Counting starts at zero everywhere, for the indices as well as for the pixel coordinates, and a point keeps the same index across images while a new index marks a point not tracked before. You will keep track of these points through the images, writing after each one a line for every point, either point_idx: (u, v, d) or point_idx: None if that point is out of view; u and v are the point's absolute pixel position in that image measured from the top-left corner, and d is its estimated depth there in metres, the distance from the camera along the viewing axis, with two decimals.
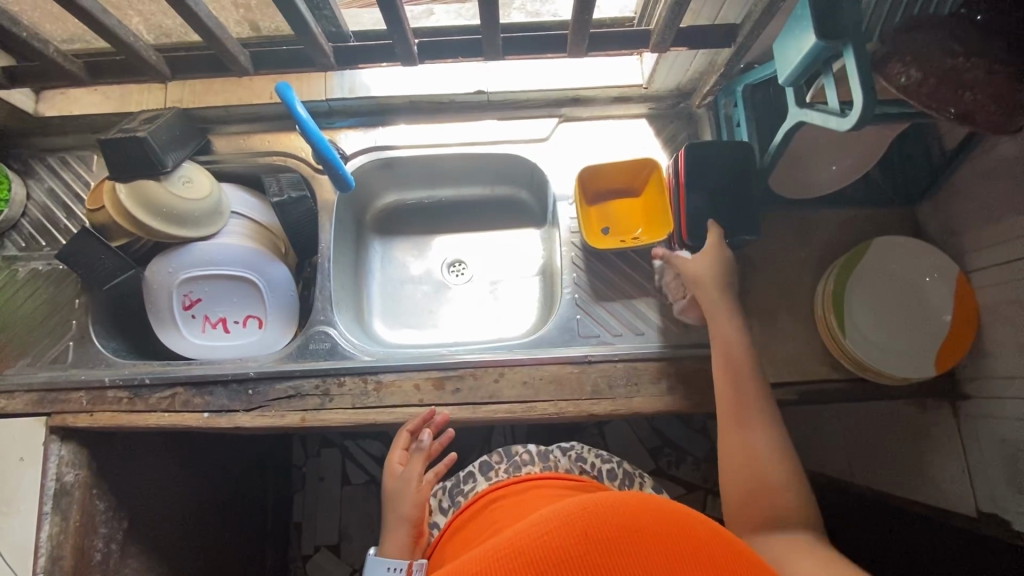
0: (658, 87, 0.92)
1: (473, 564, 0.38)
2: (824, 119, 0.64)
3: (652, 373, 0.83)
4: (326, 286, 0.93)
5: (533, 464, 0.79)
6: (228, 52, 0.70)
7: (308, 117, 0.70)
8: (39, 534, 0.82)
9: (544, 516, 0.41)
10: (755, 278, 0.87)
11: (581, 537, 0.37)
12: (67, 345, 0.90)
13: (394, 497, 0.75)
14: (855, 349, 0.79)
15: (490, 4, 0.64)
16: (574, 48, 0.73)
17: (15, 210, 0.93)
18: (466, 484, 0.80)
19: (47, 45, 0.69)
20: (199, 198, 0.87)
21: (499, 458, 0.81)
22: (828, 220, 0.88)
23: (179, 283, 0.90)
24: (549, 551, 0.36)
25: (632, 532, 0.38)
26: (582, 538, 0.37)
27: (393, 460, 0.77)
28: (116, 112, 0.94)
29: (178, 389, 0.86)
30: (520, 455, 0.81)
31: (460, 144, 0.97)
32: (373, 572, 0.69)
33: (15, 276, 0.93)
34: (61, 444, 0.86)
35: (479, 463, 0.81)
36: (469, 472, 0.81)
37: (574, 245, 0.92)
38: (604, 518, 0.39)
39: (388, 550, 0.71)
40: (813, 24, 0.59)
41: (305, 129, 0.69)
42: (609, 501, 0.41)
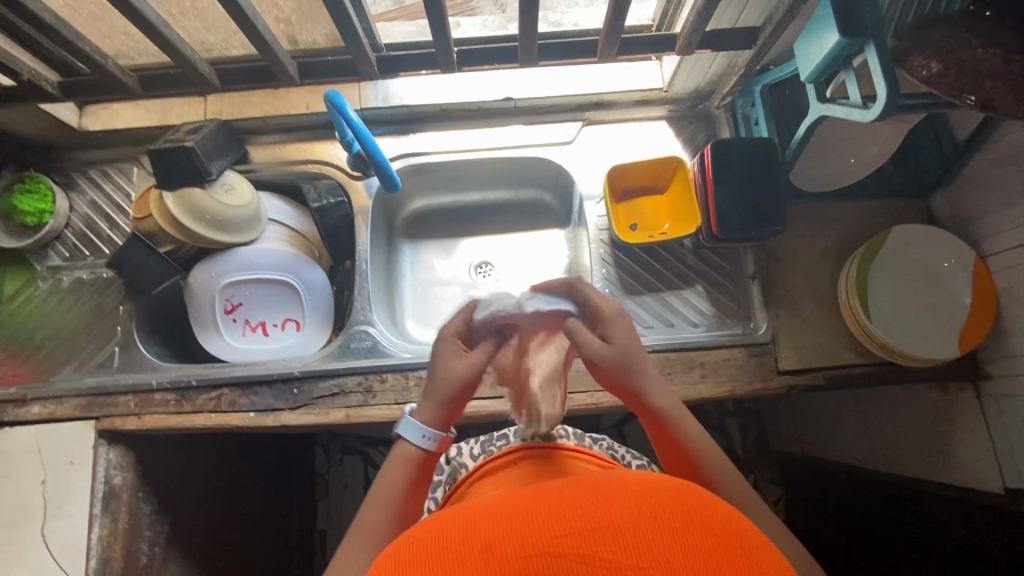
0: (677, 90, 0.96)
1: (520, 507, 0.39)
2: (848, 112, 0.68)
3: (684, 362, 0.87)
4: (364, 287, 0.96)
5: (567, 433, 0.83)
6: (279, 62, 0.75)
7: (359, 121, 0.74)
8: (89, 536, 0.84)
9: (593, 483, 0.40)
10: (780, 269, 0.90)
11: (632, 510, 0.36)
12: (113, 351, 0.92)
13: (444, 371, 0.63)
14: (882, 334, 0.82)
15: (529, 12, 0.68)
16: (605, 53, 0.77)
17: (59, 221, 0.96)
18: (500, 442, 0.84)
19: (106, 59, 0.73)
20: (241, 205, 0.90)
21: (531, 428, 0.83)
22: (846, 212, 0.92)
23: (223, 287, 0.93)
24: (579, 506, 0.37)
25: (685, 519, 0.36)
26: (632, 513, 0.36)
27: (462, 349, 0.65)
28: (158, 125, 0.98)
29: (224, 390, 0.88)
30: (557, 430, 0.84)
31: (488, 149, 1.00)
32: (405, 433, 0.61)
33: (60, 285, 0.95)
34: (109, 447, 0.88)
35: (514, 429, 0.84)
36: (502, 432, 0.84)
37: (603, 242, 0.95)
38: (657, 497, 0.37)
39: (423, 414, 0.62)
40: (835, 23, 0.63)
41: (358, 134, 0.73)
42: (674, 484, 0.40)
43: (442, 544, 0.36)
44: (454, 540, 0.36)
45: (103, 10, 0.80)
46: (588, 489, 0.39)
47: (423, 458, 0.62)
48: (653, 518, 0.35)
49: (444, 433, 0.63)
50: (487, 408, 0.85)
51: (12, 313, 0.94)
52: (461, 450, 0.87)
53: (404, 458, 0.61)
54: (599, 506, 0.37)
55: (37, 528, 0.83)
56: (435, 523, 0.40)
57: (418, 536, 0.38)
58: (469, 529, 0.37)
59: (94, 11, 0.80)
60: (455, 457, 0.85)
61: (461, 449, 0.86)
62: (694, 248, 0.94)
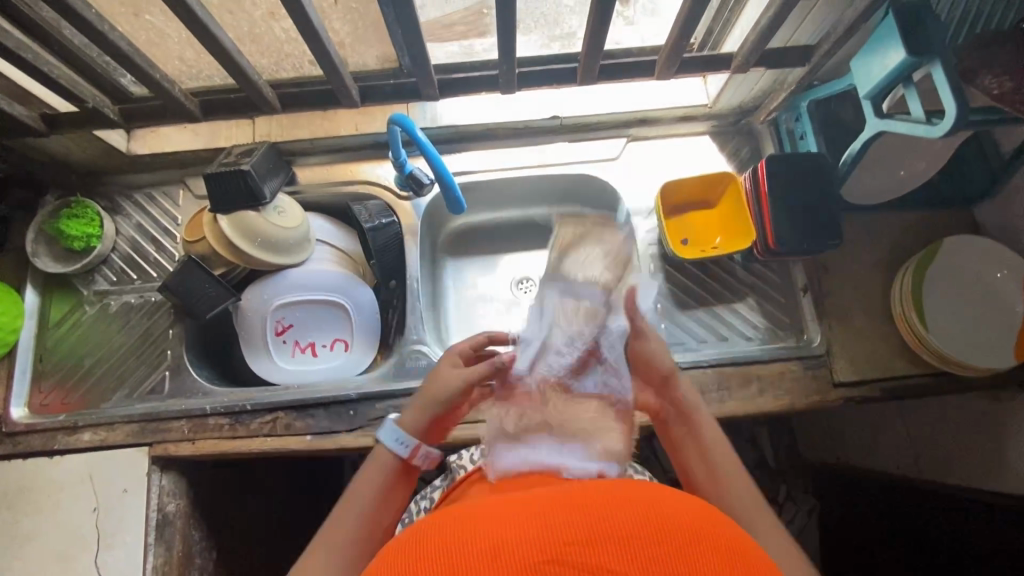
0: (721, 106, 0.98)
1: (531, 505, 0.39)
2: (911, 127, 0.69)
3: (742, 377, 0.87)
4: (416, 306, 0.96)
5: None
6: (343, 85, 0.76)
7: (426, 141, 0.79)
8: (144, 566, 0.82)
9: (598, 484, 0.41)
10: (831, 281, 0.91)
11: (647, 524, 0.37)
12: (163, 375, 0.91)
13: (435, 384, 0.70)
14: (938, 343, 0.82)
15: (598, 33, 0.69)
16: (663, 71, 0.79)
17: (106, 245, 0.95)
18: None
19: (172, 84, 0.74)
20: (293, 227, 0.90)
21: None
22: (892, 223, 0.93)
23: (274, 309, 0.92)
24: (589, 512, 0.37)
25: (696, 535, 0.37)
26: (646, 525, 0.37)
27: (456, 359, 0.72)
28: (206, 148, 0.98)
29: (279, 414, 0.87)
30: None
31: (534, 166, 1.01)
32: (383, 437, 0.67)
33: (108, 310, 0.95)
34: (162, 473, 0.86)
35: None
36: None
37: (653, 257, 0.96)
38: (669, 511, 0.38)
39: (406, 421, 0.68)
40: (900, 42, 0.65)
41: (426, 153, 0.79)
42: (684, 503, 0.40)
43: (443, 553, 0.36)
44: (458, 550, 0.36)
45: (161, 36, 0.81)
46: (597, 499, 0.39)
47: (400, 464, 0.66)
48: (661, 531, 0.36)
49: (420, 442, 0.67)
50: None
51: (59, 339, 0.94)
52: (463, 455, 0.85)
53: (381, 462, 0.66)
54: (611, 515, 0.37)
55: (91, 558, 0.81)
56: (436, 526, 0.39)
57: (424, 539, 0.38)
58: (477, 531, 0.37)
59: (152, 38, 0.81)
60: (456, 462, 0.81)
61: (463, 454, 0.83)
62: (744, 262, 0.94)
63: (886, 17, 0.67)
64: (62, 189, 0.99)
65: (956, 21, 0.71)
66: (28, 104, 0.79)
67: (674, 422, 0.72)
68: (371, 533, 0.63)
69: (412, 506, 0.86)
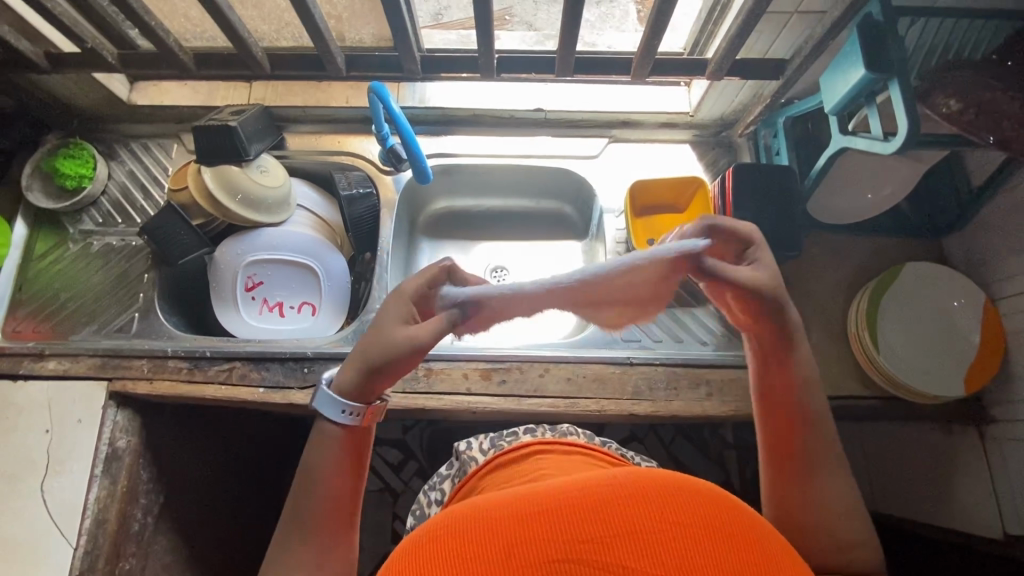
0: (702, 116, 1.00)
1: (541, 500, 0.38)
2: (869, 144, 0.71)
3: (691, 379, 0.88)
4: (383, 277, 0.98)
5: (578, 432, 0.83)
6: (329, 52, 0.79)
7: (400, 113, 0.83)
8: (86, 496, 0.84)
9: (611, 478, 0.40)
10: (792, 296, 0.92)
11: (655, 512, 0.36)
12: (133, 316, 0.94)
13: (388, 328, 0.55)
14: (887, 365, 0.82)
15: (572, 25, 0.72)
16: (638, 71, 0.81)
17: (96, 187, 0.99)
18: (509, 438, 0.85)
19: (168, 35, 0.78)
20: (274, 186, 0.93)
21: (542, 428, 0.83)
22: (860, 246, 0.93)
23: (245, 265, 0.95)
24: (603, 506, 0.37)
25: (710, 522, 0.36)
26: (657, 516, 0.36)
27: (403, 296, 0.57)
28: (203, 105, 1.02)
29: (236, 363, 0.90)
30: (566, 429, 0.83)
31: (515, 156, 1.03)
32: (323, 410, 0.56)
33: (90, 249, 0.99)
34: (117, 409, 0.89)
35: (525, 427, 0.85)
36: (513, 429, 0.85)
37: (619, 254, 0.97)
38: (680, 496, 0.37)
39: (340, 385, 0.56)
40: (862, 59, 0.66)
41: (397, 124, 0.82)
42: (682, 476, 0.40)
43: (458, 557, 0.36)
44: (470, 543, 0.36)
45: None
46: (599, 485, 0.39)
47: (348, 432, 0.57)
48: (676, 520, 0.36)
49: (369, 404, 0.57)
50: (492, 405, 0.86)
51: (40, 272, 0.97)
52: (471, 444, 0.87)
53: (327, 439, 0.57)
54: (618, 507, 0.36)
55: (38, 482, 0.84)
56: (440, 526, 0.39)
57: (434, 535, 0.38)
58: (485, 530, 0.37)
59: None
60: (464, 452, 0.85)
61: (470, 443, 0.86)
62: None
63: (853, 35, 0.69)
64: (63, 131, 1.04)
65: (923, 52, 0.72)
66: (35, 42, 0.84)
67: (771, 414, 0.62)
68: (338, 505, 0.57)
69: (421, 495, 0.90)
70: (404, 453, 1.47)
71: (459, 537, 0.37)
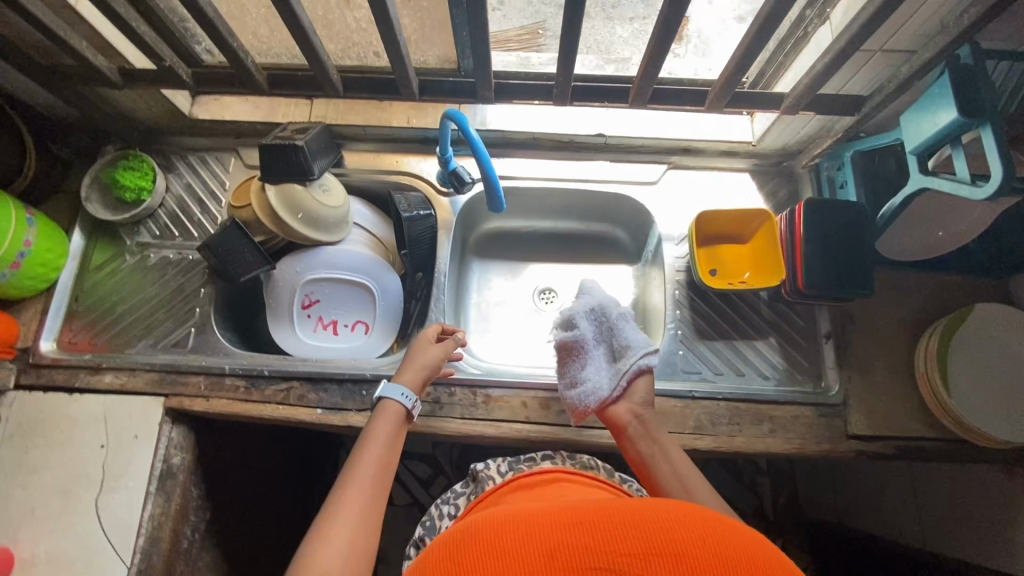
0: (766, 146, 0.99)
1: (584, 516, 0.41)
2: (954, 187, 0.70)
3: (753, 415, 0.87)
4: (441, 299, 0.98)
5: (598, 466, 0.81)
6: (406, 76, 0.80)
7: (476, 138, 0.82)
8: (142, 513, 0.83)
9: (652, 503, 0.43)
10: (855, 332, 0.91)
11: (700, 542, 0.38)
12: (189, 331, 0.94)
13: (417, 353, 0.83)
14: (958, 407, 0.81)
15: (656, 58, 0.71)
16: (714, 103, 0.80)
17: (155, 200, 0.99)
18: (528, 462, 0.83)
19: (247, 56, 0.79)
20: (336, 206, 0.93)
21: (561, 456, 0.83)
22: (925, 283, 0.92)
23: (303, 283, 0.95)
24: (645, 528, 0.39)
25: (752, 562, 0.38)
26: (703, 545, 0.38)
27: (427, 335, 0.86)
28: (264, 121, 1.03)
29: (294, 383, 0.89)
30: (584, 459, 0.83)
31: (572, 180, 1.02)
32: (388, 391, 0.76)
33: (147, 262, 0.98)
34: (173, 426, 0.89)
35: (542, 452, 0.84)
36: (531, 454, 0.84)
37: (679, 283, 0.96)
38: (720, 532, 0.40)
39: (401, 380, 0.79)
40: (953, 103, 0.66)
41: (474, 149, 0.82)
42: (721, 517, 0.43)
43: (504, 556, 0.39)
44: (514, 549, 0.39)
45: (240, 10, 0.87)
46: (641, 509, 0.42)
47: (402, 413, 0.76)
48: (718, 551, 0.38)
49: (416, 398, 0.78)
50: (553, 436, 0.85)
51: (96, 283, 0.97)
52: (489, 465, 0.85)
53: (386, 412, 0.74)
54: (663, 532, 0.39)
55: (93, 499, 0.83)
56: (486, 531, 0.42)
57: (479, 538, 0.41)
58: (531, 538, 0.40)
59: (233, 10, 0.86)
60: (481, 471, 0.83)
61: (488, 463, 0.83)
62: (770, 300, 0.94)
63: (941, 77, 0.68)
64: (122, 142, 1.04)
65: (1009, 89, 0.69)
66: (110, 57, 0.84)
67: (645, 415, 0.76)
68: (380, 478, 0.66)
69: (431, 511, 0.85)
70: (434, 469, 1.46)
71: (505, 541, 0.40)
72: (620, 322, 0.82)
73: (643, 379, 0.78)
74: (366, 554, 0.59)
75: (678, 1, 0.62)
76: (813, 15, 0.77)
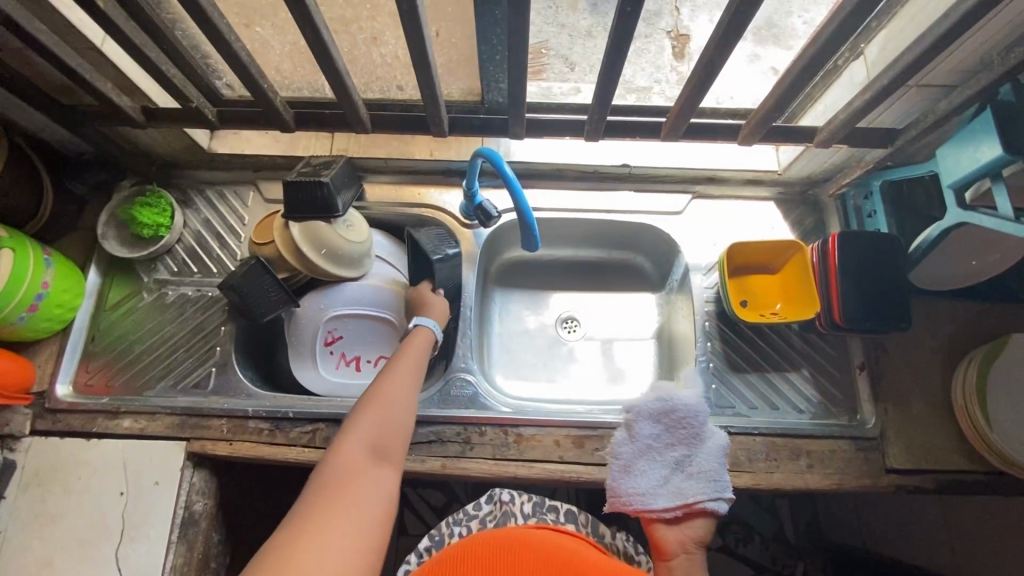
0: (791, 174, 0.99)
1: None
2: (997, 223, 0.69)
3: (791, 450, 0.85)
4: (467, 334, 0.95)
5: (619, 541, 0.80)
6: (438, 113, 0.80)
7: (511, 175, 0.82)
8: (163, 565, 0.80)
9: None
10: (889, 363, 0.89)
11: None
12: (209, 371, 0.92)
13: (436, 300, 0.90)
14: (1000, 442, 0.79)
15: (694, 97, 0.71)
16: (747, 137, 0.80)
17: (173, 236, 0.97)
18: (550, 514, 0.81)
19: (276, 94, 0.78)
20: (359, 241, 0.91)
21: (586, 520, 0.81)
22: (956, 311, 0.91)
23: (327, 320, 0.93)
24: None
25: None
26: None
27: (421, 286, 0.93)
28: (284, 155, 1.01)
29: (319, 425, 0.87)
30: (609, 537, 0.81)
31: (597, 210, 1.01)
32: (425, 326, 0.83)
33: (165, 300, 0.96)
34: (194, 470, 0.86)
35: (567, 507, 0.82)
36: (556, 505, 0.82)
37: (708, 314, 0.95)
38: None
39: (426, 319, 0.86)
40: (996, 140, 0.65)
41: (509, 186, 0.81)
42: None
43: None
44: None
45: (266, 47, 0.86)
46: None
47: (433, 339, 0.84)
48: None
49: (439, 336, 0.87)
50: (588, 476, 0.83)
51: (112, 323, 0.95)
52: (514, 497, 0.82)
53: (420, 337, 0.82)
54: None
55: (113, 550, 0.80)
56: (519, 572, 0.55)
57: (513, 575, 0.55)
58: None
59: (258, 47, 0.85)
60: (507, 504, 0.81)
61: (514, 496, 0.82)
62: (801, 331, 0.93)
63: (982, 113, 0.68)
64: (138, 177, 1.02)
65: None
66: (134, 96, 0.83)
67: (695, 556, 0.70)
68: (404, 389, 0.74)
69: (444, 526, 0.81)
70: (449, 497, 1.43)
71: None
72: (705, 451, 0.76)
73: (702, 518, 0.72)
74: (388, 446, 0.67)
75: (723, 45, 0.61)
76: (845, 49, 0.77)
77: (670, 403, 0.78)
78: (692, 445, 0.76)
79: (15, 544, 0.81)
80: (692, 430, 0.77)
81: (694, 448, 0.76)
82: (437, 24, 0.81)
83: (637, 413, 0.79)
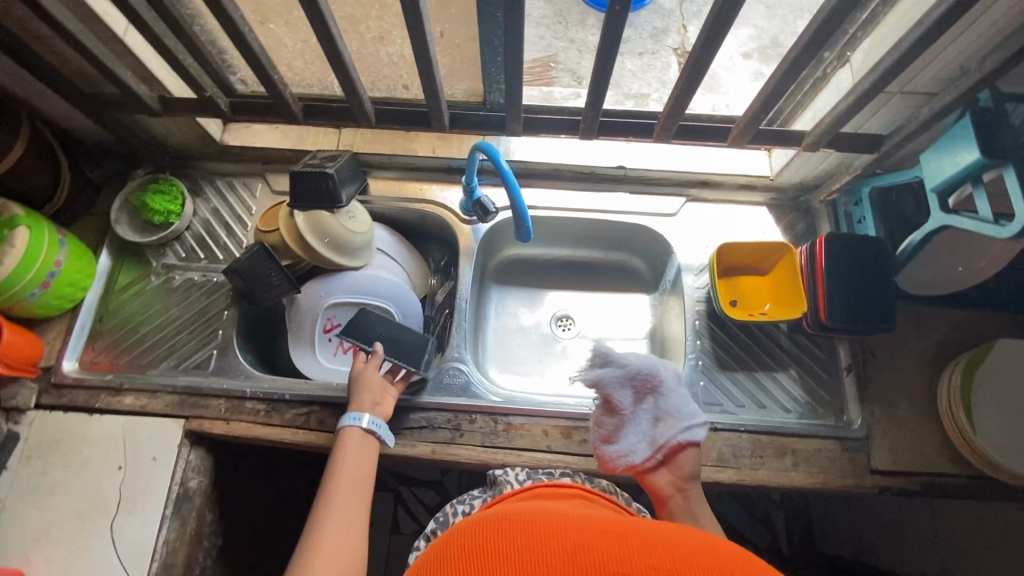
0: (783, 180, 1.01)
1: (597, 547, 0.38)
2: (977, 226, 0.71)
3: (776, 448, 0.86)
4: (462, 325, 0.98)
5: (617, 491, 0.75)
6: (438, 109, 0.84)
7: (507, 170, 0.84)
8: (156, 539, 0.82)
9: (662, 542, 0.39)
10: (876, 365, 0.91)
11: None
12: (211, 353, 0.94)
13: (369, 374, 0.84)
14: (983, 444, 0.80)
15: (682, 97, 0.74)
16: (737, 139, 0.82)
17: (183, 223, 1.01)
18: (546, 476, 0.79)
19: (285, 87, 0.82)
20: (360, 231, 0.94)
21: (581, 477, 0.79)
22: (943, 317, 0.92)
23: (327, 307, 0.96)
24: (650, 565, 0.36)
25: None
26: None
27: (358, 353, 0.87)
28: (292, 149, 1.05)
29: (315, 408, 0.89)
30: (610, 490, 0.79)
31: (592, 210, 1.04)
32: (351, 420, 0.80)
33: (171, 284, 1.00)
34: (191, 448, 0.88)
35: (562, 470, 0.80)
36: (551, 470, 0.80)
37: (698, 313, 0.97)
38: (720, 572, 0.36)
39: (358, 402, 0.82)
40: (973, 144, 0.67)
41: (504, 180, 0.84)
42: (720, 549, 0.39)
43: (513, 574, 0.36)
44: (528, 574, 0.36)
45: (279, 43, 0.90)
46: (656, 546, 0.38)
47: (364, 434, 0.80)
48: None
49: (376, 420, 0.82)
50: (574, 466, 0.84)
51: (120, 304, 0.98)
52: (507, 471, 0.80)
53: (350, 438, 0.78)
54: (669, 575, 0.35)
55: (108, 522, 0.82)
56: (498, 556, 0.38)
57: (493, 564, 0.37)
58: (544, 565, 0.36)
59: (272, 43, 0.89)
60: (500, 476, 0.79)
61: (506, 469, 0.80)
62: (790, 332, 0.94)
63: (961, 119, 0.70)
64: (153, 166, 1.06)
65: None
66: (151, 85, 0.87)
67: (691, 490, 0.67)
68: (352, 489, 0.71)
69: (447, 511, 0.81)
70: (442, 496, 1.43)
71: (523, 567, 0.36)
72: (669, 385, 0.72)
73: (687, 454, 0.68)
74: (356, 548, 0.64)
75: (708, 46, 0.65)
76: (833, 57, 0.80)
77: (619, 361, 0.73)
78: (654, 390, 0.71)
79: (15, 513, 0.83)
80: (650, 376, 0.72)
81: (659, 387, 0.71)
82: (440, 25, 0.85)
83: (601, 388, 0.73)
